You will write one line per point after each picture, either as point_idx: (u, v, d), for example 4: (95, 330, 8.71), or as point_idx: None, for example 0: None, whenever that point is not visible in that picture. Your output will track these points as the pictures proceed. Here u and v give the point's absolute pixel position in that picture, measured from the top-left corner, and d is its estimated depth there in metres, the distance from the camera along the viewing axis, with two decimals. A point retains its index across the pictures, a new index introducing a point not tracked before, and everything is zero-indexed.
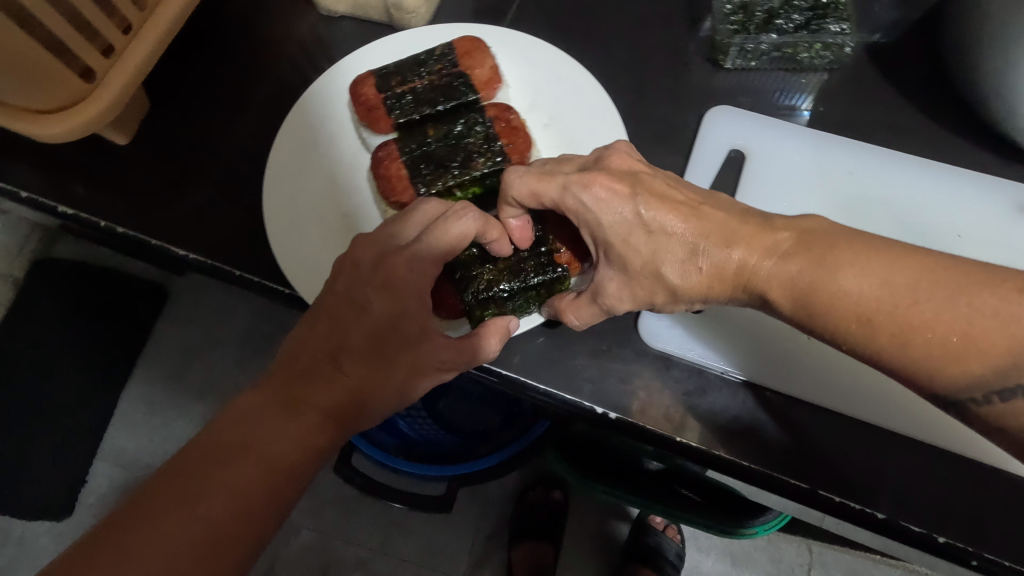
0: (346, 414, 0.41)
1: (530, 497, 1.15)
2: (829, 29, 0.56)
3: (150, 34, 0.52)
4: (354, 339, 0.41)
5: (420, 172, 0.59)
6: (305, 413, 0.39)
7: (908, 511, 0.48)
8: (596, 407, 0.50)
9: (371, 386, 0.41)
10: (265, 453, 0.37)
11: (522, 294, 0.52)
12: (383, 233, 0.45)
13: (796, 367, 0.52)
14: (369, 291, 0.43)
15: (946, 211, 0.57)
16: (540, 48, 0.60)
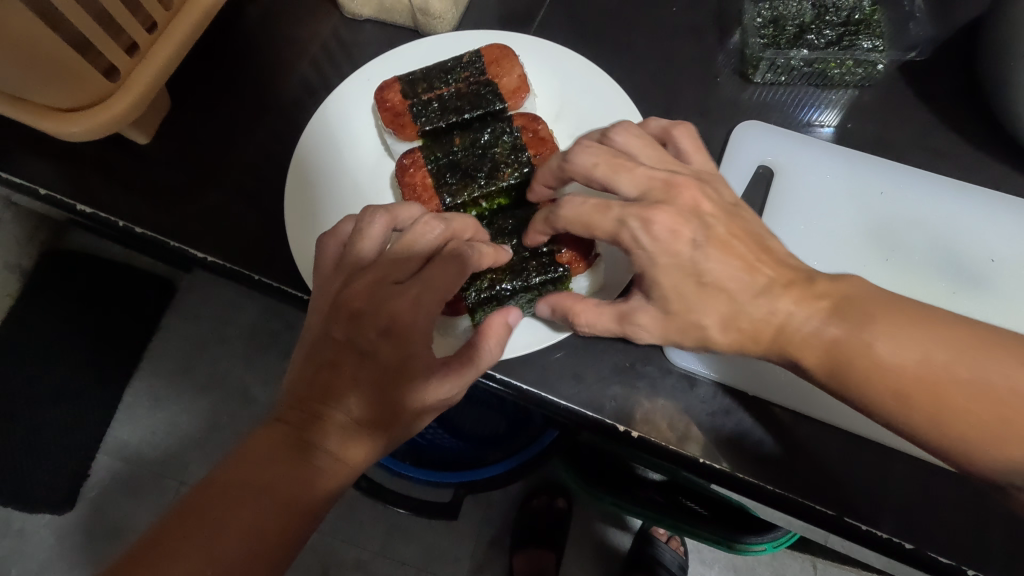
0: (356, 456, 0.39)
1: (536, 506, 1.16)
2: (861, 45, 0.56)
3: (173, 35, 0.53)
4: (357, 382, 0.39)
5: (447, 182, 0.51)
6: (315, 454, 0.38)
7: (934, 543, 0.47)
8: (619, 425, 0.49)
9: (380, 429, 0.39)
10: (272, 503, 0.36)
11: (524, 293, 0.50)
12: (382, 266, 0.41)
13: (819, 411, 0.49)
14: (375, 335, 0.38)
15: (978, 234, 0.51)
16: (569, 57, 0.56)
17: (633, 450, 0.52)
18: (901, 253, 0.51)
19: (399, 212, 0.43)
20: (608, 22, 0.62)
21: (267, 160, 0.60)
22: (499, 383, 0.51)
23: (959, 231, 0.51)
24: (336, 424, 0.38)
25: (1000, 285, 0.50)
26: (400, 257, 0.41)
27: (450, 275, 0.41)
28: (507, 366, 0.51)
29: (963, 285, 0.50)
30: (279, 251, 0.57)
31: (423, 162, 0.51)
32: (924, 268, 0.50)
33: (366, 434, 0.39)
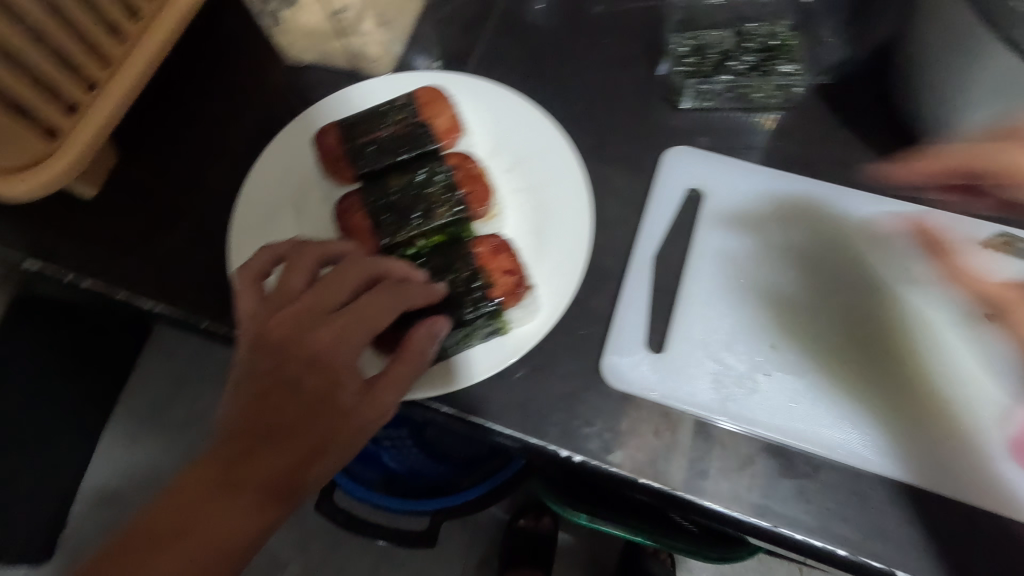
0: (284, 493, 0.39)
1: (521, 526, 1.16)
2: (781, 69, 0.59)
3: (113, 92, 0.55)
4: (283, 415, 0.39)
5: (383, 221, 0.52)
6: (242, 494, 0.38)
7: (896, 558, 0.45)
8: (562, 449, 0.49)
9: (307, 464, 0.39)
10: (196, 544, 0.37)
11: (457, 329, 0.49)
12: (310, 297, 0.42)
13: (795, 424, 0.48)
14: (299, 366, 0.40)
15: (897, 246, 0.53)
16: (502, 96, 0.58)
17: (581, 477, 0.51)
18: (825, 268, 0.53)
19: (331, 246, 0.45)
20: (543, 58, 0.65)
21: (215, 205, 0.61)
22: (441, 417, 0.50)
23: (879, 243, 0.53)
24: (263, 461, 0.39)
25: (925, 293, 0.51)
26: (328, 293, 0.42)
27: (379, 309, 0.42)
28: (448, 398, 0.50)
29: (885, 294, 0.52)
30: (228, 295, 0.57)
31: (361, 204, 0.52)
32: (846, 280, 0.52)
33: (292, 469, 0.39)
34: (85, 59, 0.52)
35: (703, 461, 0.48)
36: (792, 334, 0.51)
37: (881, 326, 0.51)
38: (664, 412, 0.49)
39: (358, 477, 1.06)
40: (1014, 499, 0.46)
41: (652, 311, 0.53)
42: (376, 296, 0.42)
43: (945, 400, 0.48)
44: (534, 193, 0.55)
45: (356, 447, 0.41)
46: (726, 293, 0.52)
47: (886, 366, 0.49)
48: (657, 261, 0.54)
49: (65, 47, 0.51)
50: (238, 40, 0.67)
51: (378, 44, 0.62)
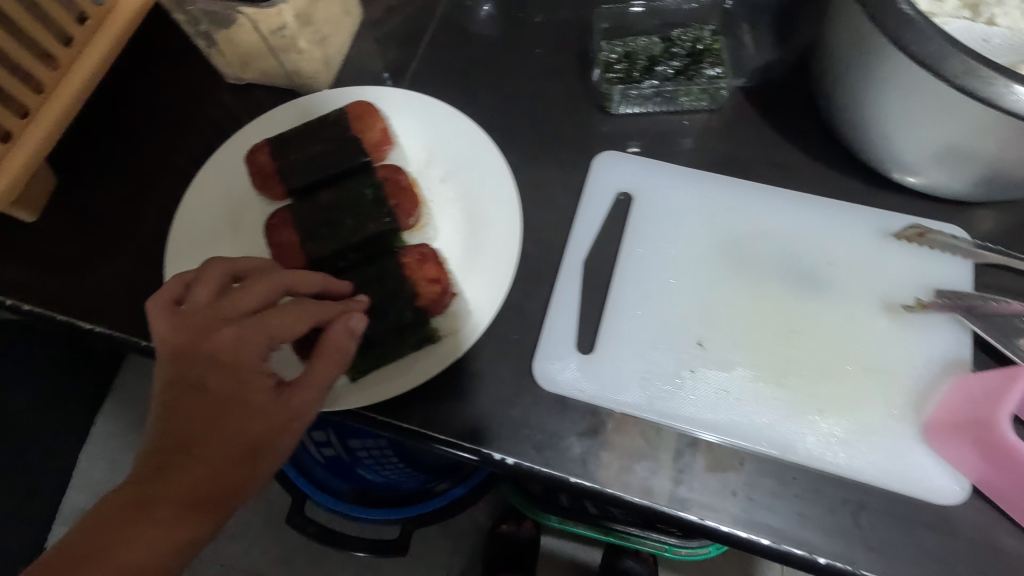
0: (207, 502, 0.40)
1: (505, 531, 1.16)
2: (705, 72, 0.61)
3: (46, 118, 0.56)
4: (199, 425, 0.40)
5: (313, 235, 0.52)
6: (160, 508, 0.39)
7: (825, 545, 0.46)
8: (495, 452, 0.49)
9: (225, 472, 0.40)
10: (120, 558, 0.38)
11: (386, 339, 0.50)
12: (215, 309, 0.42)
13: (724, 420, 0.49)
14: (208, 376, 0.40)
15: (818, 241, 0.55)
16: (435, 108, 0.60)
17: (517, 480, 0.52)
18: (749, 266, 0.54)
19: (238, 262, 0.45)
20: (480, 69, 0.66)
21: (158, 226, 0.62)
22: (375, 426, 0.50)
23: (801, 238, 0.55)
24: (180, 473, 0.40)
25: (843, 288, 0.53)
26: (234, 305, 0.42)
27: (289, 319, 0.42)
28: (383, 407, 0.51)
29: (805, 287, 0.53)
30: None
31: (291, 219, 0.53)
32: (768, 276, 0.54)
33: (212, 479, 0.40)
34: (16, 89, 0.53)
35: (634, 460, 0.49)
36: (719, 331, 0.52)
37: (805, 321, 0.52)
38: (596, 412, 0.50)
39: (329, 489, 1.06)
40: (937, 484, 0.46)
41: (583, 314, 0.54)
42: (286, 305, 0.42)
43: (868, 389, 0.49)
44: (465, 203, 0.57)
45: (275, 454, 0.41)
46: (655, 293, 0.54)
47: (810, 359, 0.51)
48: (588, 265, 0.56)
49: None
50: (179, 62, 0.68)
51: (313, 62, 0.63)
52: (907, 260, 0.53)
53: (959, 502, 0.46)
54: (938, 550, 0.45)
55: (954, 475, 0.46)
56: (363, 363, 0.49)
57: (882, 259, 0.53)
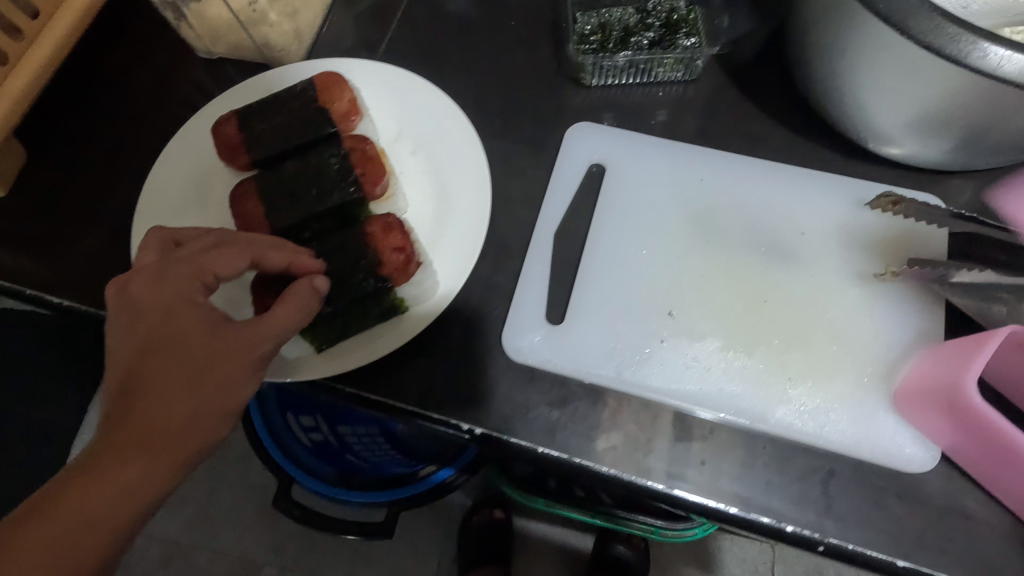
0: (166, 443, 0.38)
1: (498, 519, 1.16)
2: (681, 43, 0.60)
3: (10, 92, 0.55)
4: (157, 366, 0.39)
5: (276, 206, 0.52)
6: (114, 455, 0.37)
7: (794, 513, 0.45)
8: (462, 423, 0.49)
9: (183, 412, 0.39)
10: (80, 507, 0.35)
11: (348, 309, 0.49)
12: (160, 262, 0.43)
13: (692, 391, 0.48)
14: (158, 320, 0.40)
15: (790, 210, 0.54)
16: (406, 79, 0.59)
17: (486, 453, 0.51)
18: (720, 235, 0.53)
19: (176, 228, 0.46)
20: (453, 42, 0.66)
21: (128, 202, 0.61)
22: (343, 397, 0.50)
23: (773, 205, 0.54)
24: (133, 417, 0.38)
25: (813, 258, 0.52)
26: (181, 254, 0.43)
27: (232, 263, 0.43)
28: (351, 378, 0.50)
29: (775, 255, 0.52)
30: None
31: (254, 189, 0.52)
32: (738, 246, 0.53)
33: (175, 421, 0.39)
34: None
35: (603, 431, 0.48)
36: (688, 301, 0.51)
37: (776, 290, 0.51)
38: (564, 383, 0.50)
39: (314, 472, 1.06)
40: (908, 451, 0.46)
41: (552, 286, 0.54)
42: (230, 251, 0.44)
43: (838, 356, 0.49)
44: (434, 175, 0.56)
45: (235, 389, 0.41)
46: (625, 265, 0.53)
47: (779, 328, 0.50)
48: (558, 236, 0.55)
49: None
50: (150, 38, 0.68)
51: (282, 34, 0.62)
52: (879, 232, 0.53)
53: (929, 471, 0.46)
54: (905, 518, 0.45)
55: (925, 444, 0.46)
56: (326, 334, 0.49)
57: (855, 228, 0.53)
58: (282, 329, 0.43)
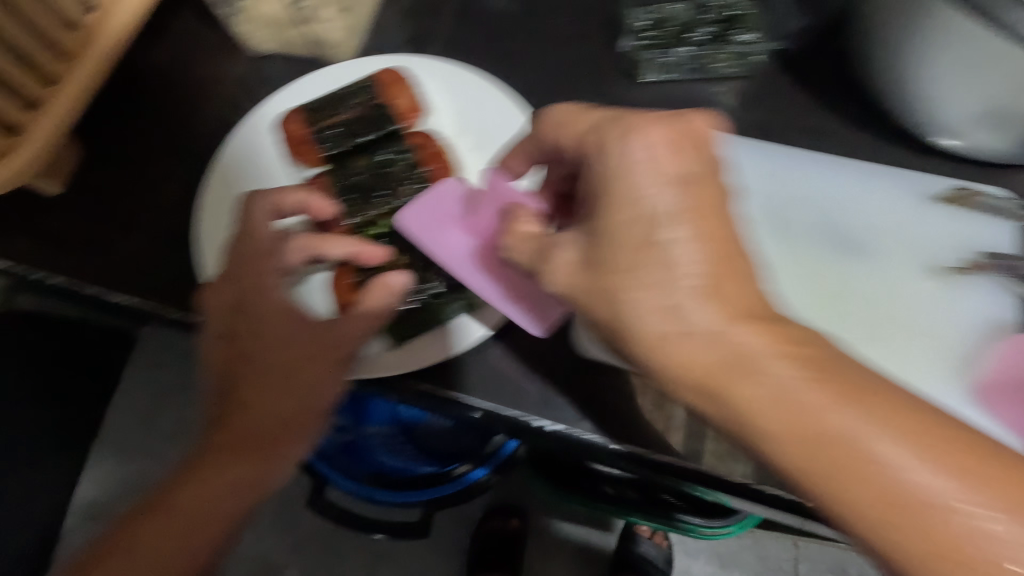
0: (279, 430, 0.45)
1: (513, 528, 1.16)
2: (738, 38, 0.60)
3: (70, 87, 0.54)
4: (261, 364, 0.45)
5: (350, 203, 0.55)
6: (238, 438, 0.44)
7: None
8: (541, 419, 0.52)
9: (288, 406, 0.45)
10: (225, 474, 0.44)
11: (428, 304, 0.52)
12: (249, 260, 0.46)
13: None
14: (257, 319, 0.45)
15: (857, 206, 0.54)
16: (464, 73, 0.58)
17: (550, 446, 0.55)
18: (787, 229, 0.54)
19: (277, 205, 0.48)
20: (504, 39, 0.66)
21: (183, 200, 0.61)
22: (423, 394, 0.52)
23: (838, 202, 0.55)
24: (248, 409, 0.45)
25: (886, 251, 0.52)
26: (257, 248, 0.46)
27: (297, 256, 0.47)
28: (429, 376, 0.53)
29: (847, 252, 0.53)
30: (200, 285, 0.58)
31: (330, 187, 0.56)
32: (807, 238, 0.54)
33: (283, 414, 0.45)
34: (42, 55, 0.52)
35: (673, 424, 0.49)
36: (761, 295, 0.52)
37: (847, 283, 0.52)
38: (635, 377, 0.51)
39: (348, 471, 1.06)
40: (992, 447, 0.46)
41: None
42: (292, 244, 0.47)
43: (916, 352, 0.49)
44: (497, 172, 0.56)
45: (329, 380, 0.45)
46: None
47: (853, 322, 0.51)
48: None
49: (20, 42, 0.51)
50: (198, 36, 0.68)
51: (340, 30, 0.62)
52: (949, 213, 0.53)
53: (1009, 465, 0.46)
54: None
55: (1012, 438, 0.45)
56: (405, 327, 0.51)
57: (926, 225, 0.53)
58: (370, 326, 0.46)
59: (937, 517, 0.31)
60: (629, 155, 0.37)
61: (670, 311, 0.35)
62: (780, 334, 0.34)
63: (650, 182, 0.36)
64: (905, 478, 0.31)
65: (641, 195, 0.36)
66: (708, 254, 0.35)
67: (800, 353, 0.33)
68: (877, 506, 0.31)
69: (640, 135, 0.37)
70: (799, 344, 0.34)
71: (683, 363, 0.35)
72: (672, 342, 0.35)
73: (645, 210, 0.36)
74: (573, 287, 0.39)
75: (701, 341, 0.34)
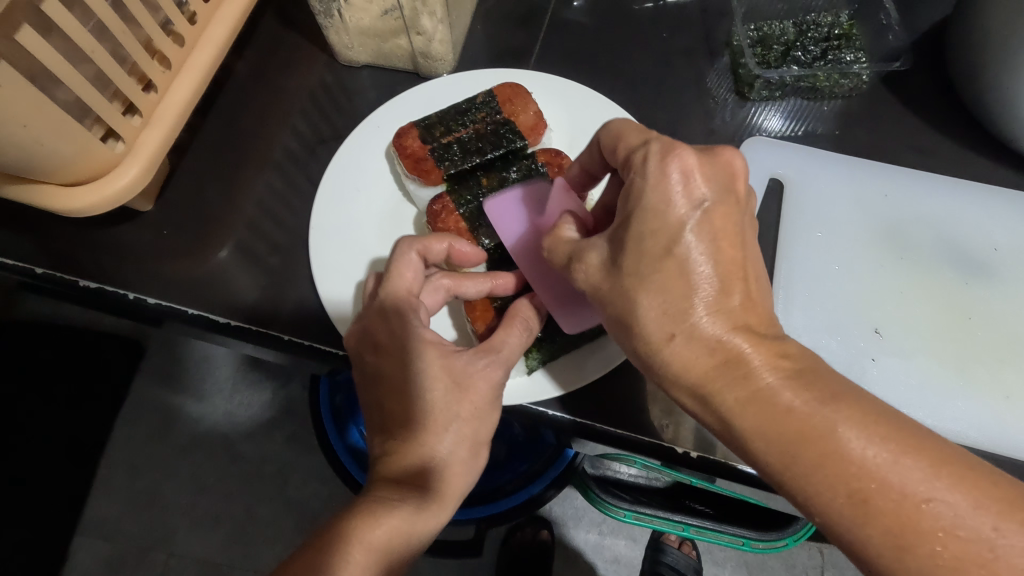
0: (430, 435, 0.41)
1: (542, 540, 1.05)
2: (845, 58, 0.60)
3: (176, 96, 0.49)
4: (400, 371, 0.41)
5: (479, 223, 0.54)
6: (397, 447, 0.41)
7: None
8: (675, 446, 0.48)
9: (434, 406, 0.41)
10: (389, 488, 0.40)
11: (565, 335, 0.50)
12: (383, 291, 0.44)
13: (917, 406, 0.49)
14: (390, 330, 0.42)
15: (977, 227, 0.55)
16: (576, 90, 0.59)
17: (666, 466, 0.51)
18: (911, 252, 0.55)
19: (427, 245, 0.47)
20: (600, 50, 0.64)
21: (276, 216, 0.59)
22: (551, 420, 0.50)
23: (959, 224, 0.55)
24: (396, 416, 0.41)
25: (1004, 273, 0.54)
26: (395, 290, 0.44)
27: (433, 301, 0.47)
28: (559, 401, 0.50)
29: (971, 273, 0.54)
30: (297, 304, 0.55)
31: (455, 207, 0.54)
32: (932, 259, 0.54)
33: (429, 415, 0.41)
34: (147, 63, 0.46)
35: None
36: (894, 319, 0.52)
37: (977, 307, 0.53)
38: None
39: None
40: None
41: None
42: (428, 286, 0.47)
43: None
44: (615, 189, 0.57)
45: (473, 381, 0.42)
46: (826, 282, 0.53)
47: (987, 345, 0.51)
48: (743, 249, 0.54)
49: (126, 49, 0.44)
50: (281, 46, 0.66)
51: (442, 42, 0.60)
52: None
53: None
54: None
55: None
56: (543, 355, 0.50)
57: None
58: (512, 355, 0.44)
59: (897, 502, 0.31)
60: (645, 183, 0.37)
61: (675, 315, 0.37)
62: (772, 347, 0.36)
63: (655, 207, 0.36)
64: (933, 495, 0.31)
65: (673, 213, 0.36)
66: (721, 270, 0.36)
67: (786, 365, 0.36)
68: (849, 498, 0.32)
69: (676, 161, 0.36)
70: (787, 359, 0.36)
71: (684, 366, 0.37)
72: (674, 344, 0.37)
73: (670, 222, 0.36)
74: (599, 296, 0.40)
75: (699, 346, 0.36)
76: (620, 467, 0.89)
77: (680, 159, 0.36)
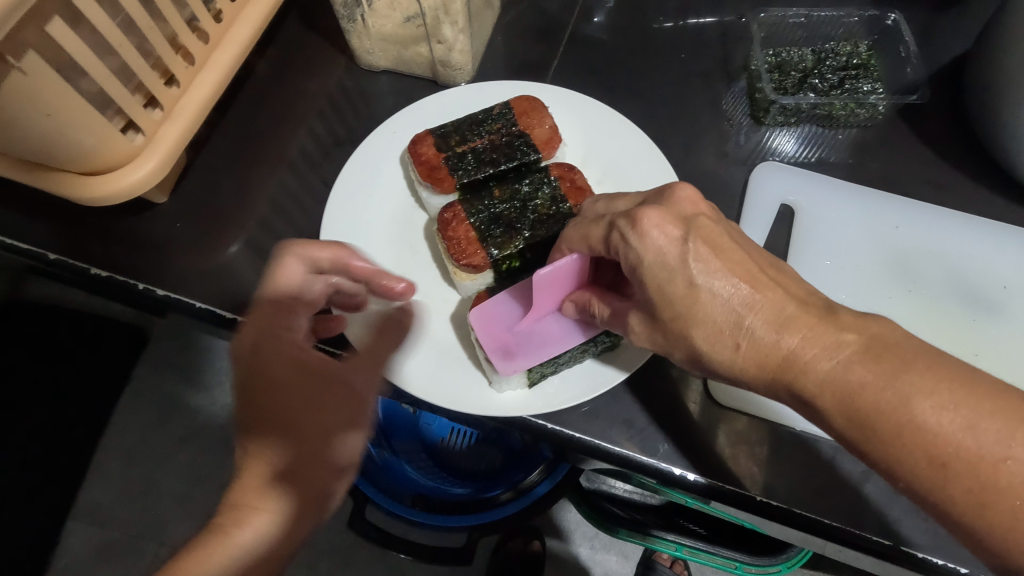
0: (319, 442, 0.42)
1: (534, 552, 1.04)
2: (863, 87, 0.60)
3: (197, 93, 0.50)
4: (282, 376, 0.42)
5: (488, 233, 0.54)
6: (279, 448, 0.42)
7: None
8: (673, 468, 0.48)
9: (319, 414, 0.43)
10: (272, 489, 0.41)
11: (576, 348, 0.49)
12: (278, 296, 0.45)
13: None
14: (278, 335, 0.44)
15: (989, 264, 0.55)
16: (592, 106, 0.59)
17: (663, 488, 0.51)
18: (922, 284, 0.55)
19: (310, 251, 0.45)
20: (618, 67, 0.65)
21: (288, 215, 0.59)
22: (547, 433, 0.50)
23: (969, 260, 0.55)
24: (275, 421, 0.42)
25: (1013, 310, 0.54)
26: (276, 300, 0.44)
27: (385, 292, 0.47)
28: (559, 414, 0.50)
29: (979, 309, 0.54)
30: None
31: (464, 217, 0.55)
32: (943, 295, 0.54)
33: (314, 422, 0.42)
34: (171, 58, 0.46)
35: (809, 478, 0.48)
36: None
37: (984, 344, 0.52)
38: (733, 421, 0.50)
39: (388, 491, 0.90)
40: None
41: None
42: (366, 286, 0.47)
43: None
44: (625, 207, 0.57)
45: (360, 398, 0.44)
46: None
47: None
48: None
49: (152, 43, 0.45)
50: (303, 48, 0.67)
51: (462, 52, 0.60)
52: None
53: None
54: None
55: None
56: (545, 368, 0.49)
57: None
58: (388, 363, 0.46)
59: (974, 462, 0.31)
60: (637, 250, 0.38)
61: None
62: (763, 387, 0.37)
63: (668, 264, 0.37)
64: None
65: (666, 259, 0.37)
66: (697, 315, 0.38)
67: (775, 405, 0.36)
68: None
69: (647, 219, 0.38)
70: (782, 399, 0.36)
71: None
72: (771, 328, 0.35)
73: (670, 263, 0.37)
74: (660, 345, 0.40)
75: None
76: (615, 483, 0.86)
77: (652, 217, 0.38)
